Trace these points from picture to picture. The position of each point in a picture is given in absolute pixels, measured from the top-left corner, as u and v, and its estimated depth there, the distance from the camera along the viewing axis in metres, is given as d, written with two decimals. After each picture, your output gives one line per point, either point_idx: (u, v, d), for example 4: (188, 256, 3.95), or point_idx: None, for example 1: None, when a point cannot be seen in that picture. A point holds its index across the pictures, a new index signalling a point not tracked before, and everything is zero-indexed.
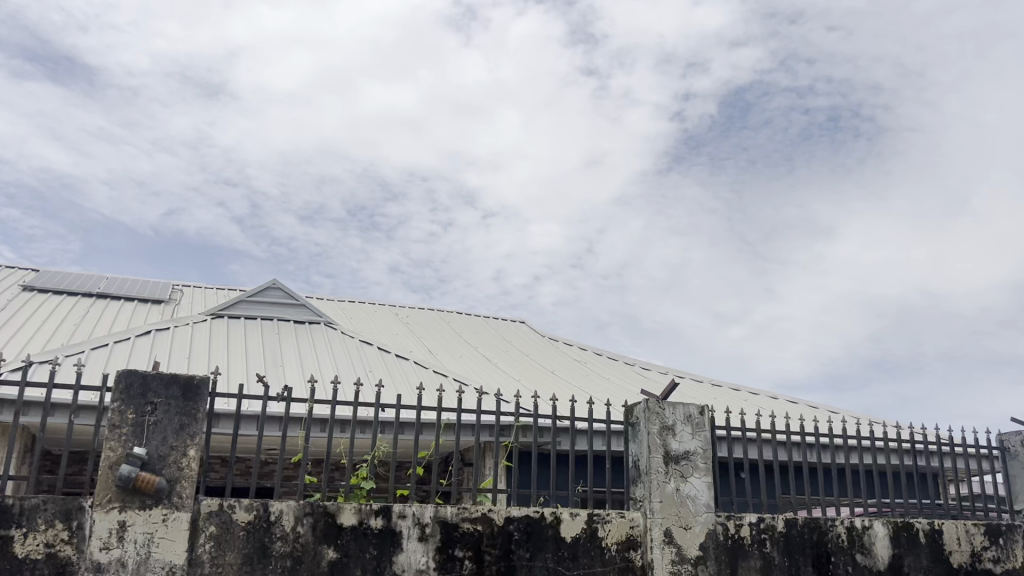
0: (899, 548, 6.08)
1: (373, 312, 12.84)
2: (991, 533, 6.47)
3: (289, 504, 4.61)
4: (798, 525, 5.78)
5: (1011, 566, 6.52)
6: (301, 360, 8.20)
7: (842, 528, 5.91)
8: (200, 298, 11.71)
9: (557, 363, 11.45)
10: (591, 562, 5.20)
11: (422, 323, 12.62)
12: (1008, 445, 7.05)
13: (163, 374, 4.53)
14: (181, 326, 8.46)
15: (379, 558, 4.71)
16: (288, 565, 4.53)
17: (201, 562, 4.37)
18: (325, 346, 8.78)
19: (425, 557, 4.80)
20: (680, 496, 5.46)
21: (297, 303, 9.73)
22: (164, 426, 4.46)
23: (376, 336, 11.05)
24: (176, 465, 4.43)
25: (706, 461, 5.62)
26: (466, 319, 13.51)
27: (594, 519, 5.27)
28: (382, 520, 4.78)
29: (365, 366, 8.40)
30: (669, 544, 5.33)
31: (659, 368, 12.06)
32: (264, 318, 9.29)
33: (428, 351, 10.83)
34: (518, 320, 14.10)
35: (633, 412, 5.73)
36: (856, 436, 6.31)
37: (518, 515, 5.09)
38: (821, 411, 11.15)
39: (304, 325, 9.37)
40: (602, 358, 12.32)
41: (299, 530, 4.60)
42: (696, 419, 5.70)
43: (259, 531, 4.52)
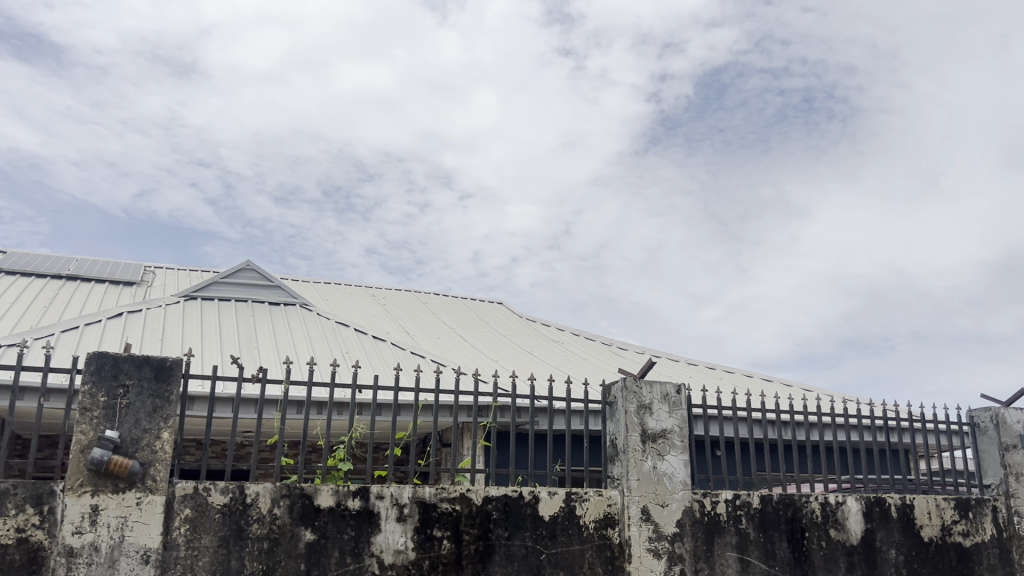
0: (872, 523, 6.16)
1: (350, 294, 12.75)
2: (961, 507, 6.58)
3: (265, 487, 4.58)
4: (773, 502, 5.83)
5: (980, 539, 6.62)
6: (276, 342, 8.13)
7: (816, 504, 5.98)
8: (172, 280, 11.56)
9: (534, 343, 11.46)
10: (569, 540, 5.22)
11: (400, 304, 12.57)
12: (978, 421, 7.18)
13: (135, 356, 4.46)
14: (153, 308, 8.35)
15: (357, 539, 4.69)
16: (265, 547, 4.50)
17: (176, 545, 4.33)
18: (301, 328, 8.72)
19: (404, 538, 4.80)
20: (657, 474, 5.48)
21: (271, 285, 9.63)
22: (136, 408, 4.40)
23: (353, 318, 10.99)
24: (149, 448, 4.38)
25: (682, 439, 5.65)
26: (443, 300, 13.47)
27: (572, 498, 5.29)
28: (360, 501, 4.76)
29: (341, 348, 8.35)
30: (645, 522, 5.36)
31: (636, 348, 12.12)
32: (237, 300, 9.19)
33: (405, 333, 10.78)
34: (497, 301, 14.08)
35: (611, 391, 5.74)
36: (831, 414, 6.37)
37: (497, 495, 5.09)
38: (796, 390, 11.27)
39: (279, 307, 9.29)
40: (579, 338, 12.36)
41: (276, 512, 4.57)
42: (673, 397, 5.72)
43: (235, 514, 4.49)
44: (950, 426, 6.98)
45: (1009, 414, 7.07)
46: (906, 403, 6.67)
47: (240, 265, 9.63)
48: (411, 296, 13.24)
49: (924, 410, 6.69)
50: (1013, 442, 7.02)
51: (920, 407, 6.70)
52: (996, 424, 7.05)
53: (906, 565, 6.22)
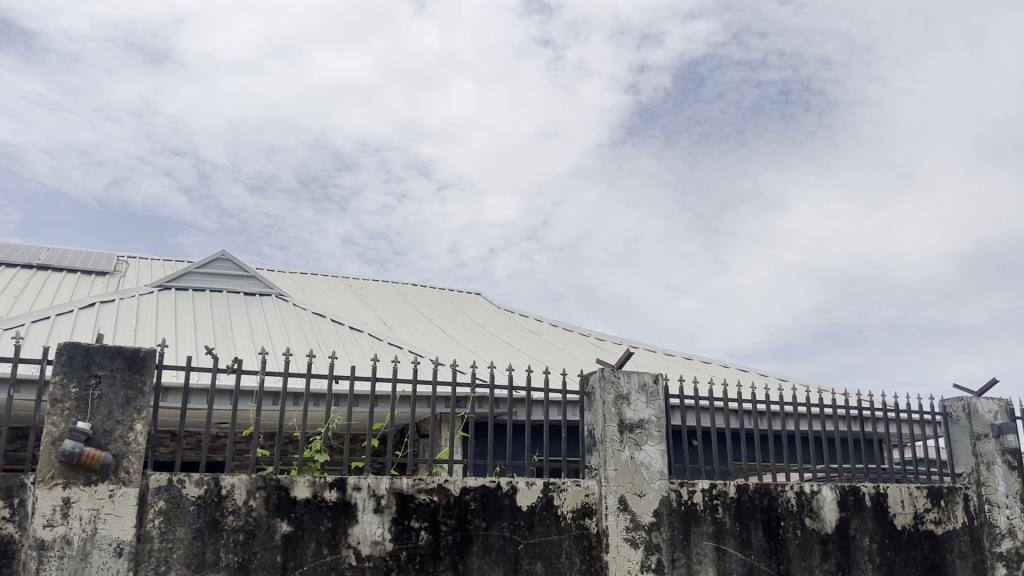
0: (847, 512, 6.22)
1: (327, 284, 12.67)
2: (933, 496, 6.67)
3: (241, 478, 4.53)
4: (749, 491, 5.87)
5: (952, 527, 6.71)
6: (251, 332, 8.05)
7: (791, 493, 6.03)
8: (146, 269, 11.42)
9: (512, 334, 11.44)
10: (547, 531, 5.22)
11: (377, 295, 12.50)
12: (950, 410, 7.28)
13: (107, 347, 4.40)
14: (126, 298, 8.24)
15: (334, 530, 4.66)
16: (241, 539, 4.46)
17: (150, 537, 4.28)
18: (277, 318, 8.65)
19: (381, 529, 4.78)
20: (634, 464, 5.50)
21: (246, 275, 9.54)
22: (109, 399, 4.34)
23: (329, 308, 10.93)
24: (123, 440, 4.32)
25: (660, 429, 5.67)
26: (421, 290, 13.42)
27: (550, 488, 5.29)
28: (337, 492, 4.73)
29: (318, 338, 8.29)
30: (623, 512, 5.38)
31: (614, 338, 12.15)
32: (212, 290, 9.09)
33: (383, 324, 10.72)
34: (475, 291, 14.04)
35: (589, 381, 5.75)
36: (806, 404, 6.42)
37: (475, 485, 5.08)
38: (772, 380, 11.35)
39: (255, 297, 9.20)
40: (557, 328, 12.37)
41: (251, 504, 4.53)
42: (650, 387, 5.74)
43: (211, 506, 4.44)
44: (922, 415, 7.08)
45: (981, 404, 7.18)
46: (881, 393, 6.73)
47: (215, 254, 9.52)
48: (389, 286, 13.18)
49: (898, 400, 6.77)
50: (985, 432, 7.13)
51: (894, 397, 6.77)
52: (968, 413, 7.14)
53: (880, 553, 6.29)
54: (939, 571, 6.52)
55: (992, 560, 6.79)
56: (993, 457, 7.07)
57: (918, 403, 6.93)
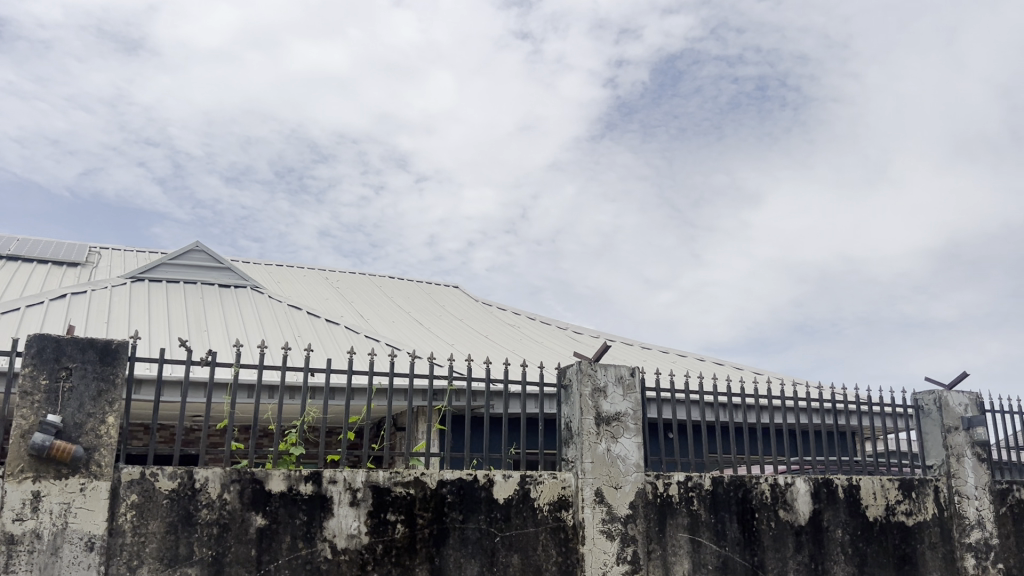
0: (820, 504, 6.29)
1: (303, 276, 12.58)
2: (905, 488, 6.76)
3: (215, 471, 4.49)
4: (724, 484, 5.91)
5: (922, 518, 6.80)
6: (226, 324, 7.98)
7: (765, 485, 6.08)
8: (119, 261, 11.27)
9: (490, 327, 11.43)
10: (524, 523, 5.23)
11: (354, 287, 12.44)
12: (922, 404, 7.41)
13: (78, 339, 4.33)
14: (99, 290, 8.14)
15: (309, 524, 4.64)
16: (215, 533, 4.41)
17: (122, 531, 4.23)
18: (252, 311, 8.57)
19: (357, 522, 4.76)
20: (611, 456, 5.52)
21: (221, 267, 9.45)
22: (80, 392, 4.28)
23: (305, 301, 10.85)
24: (94, 433, 4.26)
25: (636, 421, 5.69)
26: (398, 283, 13.37)
27: (527, 481, 5.29)
28: (312, 486, 4.70)
29: (293, 331, 8.23)
30: (599, 504, 5.39)
31: (591, 332, 12.18)
32: (186, 282, 8.99)
33: (360, 316, 10.67)
34: (453, 284, 14.01)
35: (566, 374, 5.76)
36: (781, 397, 6.47)
37: (452, 478, 5.07)
38: (747, 373, 11.45)
39: (230, 289, 9.11)
40: (534, 322, 12.38)
41: (226, 497, 4.49)
42: (627, 380, 5.76)
43: (184, 499, 4.39)
44: (895, 408, 7.17)
45: (951, 397, 7.31)
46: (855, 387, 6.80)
47: (189, 246, 9.41)
48: (365, 279, 13.12)
49: (871, 393, 6.83)
50: (955, 424, 7.25)
51: (867, 391, 6.84)
52: (939, 406, 7.28)
53: (852, 544, 6.36)
54: (910, 561, 6.61)
55: (961, 550, 6.88)
56: (963, 449, 7.17)
57: (891, 396, 7.01)
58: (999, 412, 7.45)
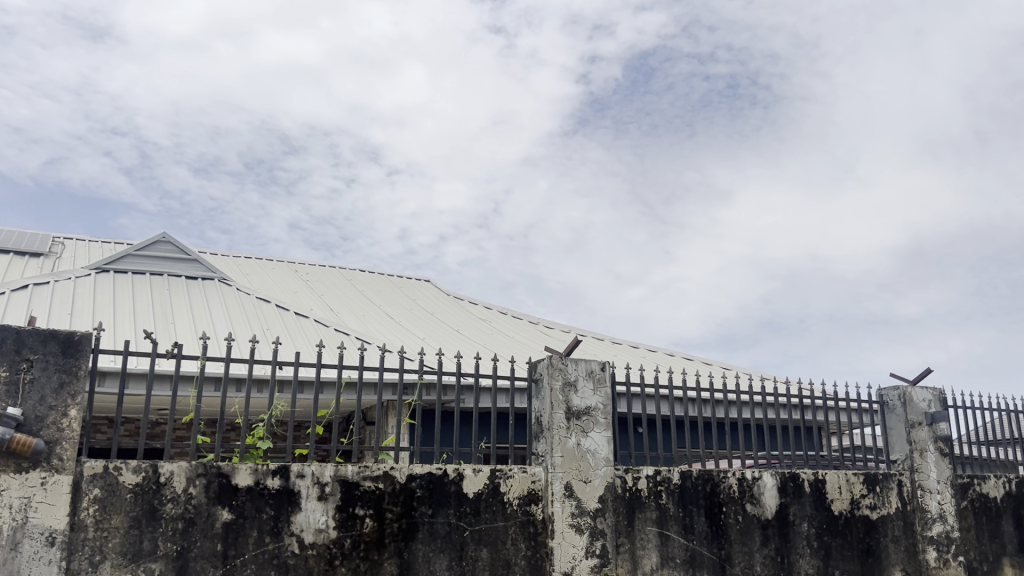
0: (786, 498, 6.36)
1: (272, 268, 12.46)
2: (869, 481, 6.86)
3: (180, 465, 4.42)
4: (692, 478, 5.96)
5: (886, 512, 6.90)
6: (193, 317, 7.87)
7: (733, 479, 6.14)
8: (83, 251, 11.08)
9: (461, 321, 11.40)
10: (493, 517, 5.22)
11: (324, 280, 12.34)
12: (886, 399, 7.51)
13: (40, 330, 4.24)
14: (62, 281, 7.99)
15: (277, 518, 4.59)
16: (180, 527, 4.35)
17: (84, 526, 4.16)
18: (220, 303, 8.46)
19: (325, 517, 4.72)
20: (581, 450, 5.53)
21: (188, 258, 9.31)
22: (41, 384, 4.19)
23: (273, 294, 10.75)
24: (55, 427, 4.18)
25: (606, 416, 5.70)
26: (369, 276, 13.28)
27: (496, 475, 5.29)
28: (280, 480, 4.65)
29: (261, 324, 8.15)
30: (569, 498, 5.40)
31: (562, 327, 12.20)
32: (152, 273, 8.86)
33: (330, 310, 10.58)
34: (424, 278, 13.96)
35: (537, 368, 5.76)
36: (749, 392, 6.52)
37: (421, 472, 5.05)
38: (716, 368, 11.53)
39: (197, 281, 8.99)
40: (506, 316, 12.37)
41: (191, 491, 4.43)
42: (597, 375, 5.77)
43: (148, 493, 4.33)
44: (861, 404, 7.26)
45: (915, 393, 7.43)
46: (822, 382, 6.87)
47: (156, 236, 9.26)
48: (335, 272, 13.02)
49: (837, 388, 6.91)
50: (919, 420, 7.37)
51: (834, 386, 6.92)
52: (903, 402, 7.39)
53: (817, 538, 6.44)
54: (873, 554, 6.71)
55: (923, 544, 6.99)
56: (926, 444, 7.29)
57: (856, 392, 7.12)
58: (961, 408, 7.60)
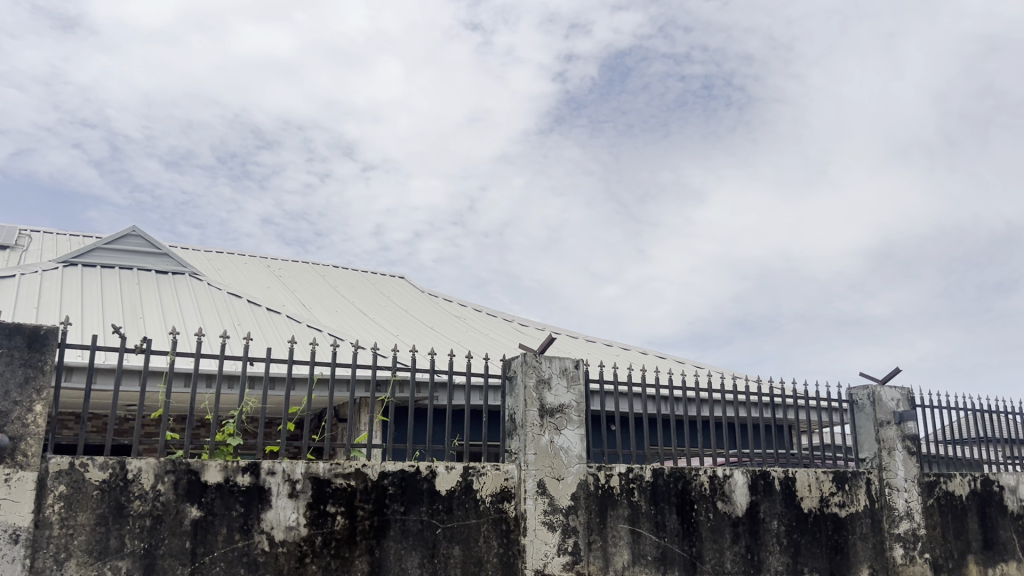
0: (756, 496, 6.41)
1: (244, 263, 12.34)
2: (838, 480, 6.94)
3: (148, 462, 4.36)
4: (664, 475, 5.98)
5: (855, 510, 6.98)
6: (163, 311, 7.77)
7: (704, 477, 6.17)
8: (50, 244, 10.90)
9: (435, 318, 11.36)
10: (466, 514, 5.21)
11: (296, 276, 12.25)
12: (856, 398, 7.61)
13: (4, 324, 4.16)
14: (29, 274, 7.85)
15: (246, 516, 4.55)
16: (147, 525, 4.29)
17: (49, 524, 4.08)
18: (191, 298, 8.37)
19: (295, 514, 4.68)
20: (554, 448, 5.53)
21: (159, 252, 9.19)
22: (5, 379, 4.11)
23: (245, 289, 10.66)
24: (20, 422, 4.10)
25: (579, 413, 5.71)
26: (342, 272, 13.20)
27: (469, 472, 5.27)
28: (250, 477, 4.60)
29: (232, 319, 8.06)
30: (541, 495, 5.40)
31: (537, 324, 12.20)
32: (122, 267, 8.73)
33: (302, 306, 10.50)
34: (399, 274, 13.90)
35: (511, 366, 5.76)
36: (721, 390, 6.56)
37: (393, 469, 5.02)
38: (688, 367, 11.60)
39: (167, 275, 8.88)
40: (480, 313, 12.35)
41: (159, 488, 4.37)
42: (571, 372, 5.77)
43: (116, 491, 4.26)
44: (831, 402, 7.35)
45: (884, 392, 7.53)
46: (793, 380, 6.92)
47: (125, 230, 9.13)
48: (308, 268, 12.92)
49: (808, 387, 6.97)
50: (887, 419, 7.47)
51: (805, 384, 6.98)
52: (872, 400, 7.48)
53: (787, 535, 6.50)
54: (842, 551, 6.78)
55: (890, 541, 7.08)
56: (894, 443, 7.39)
57: (826, 391, 7.19)
58: (928, 407, 7.70)
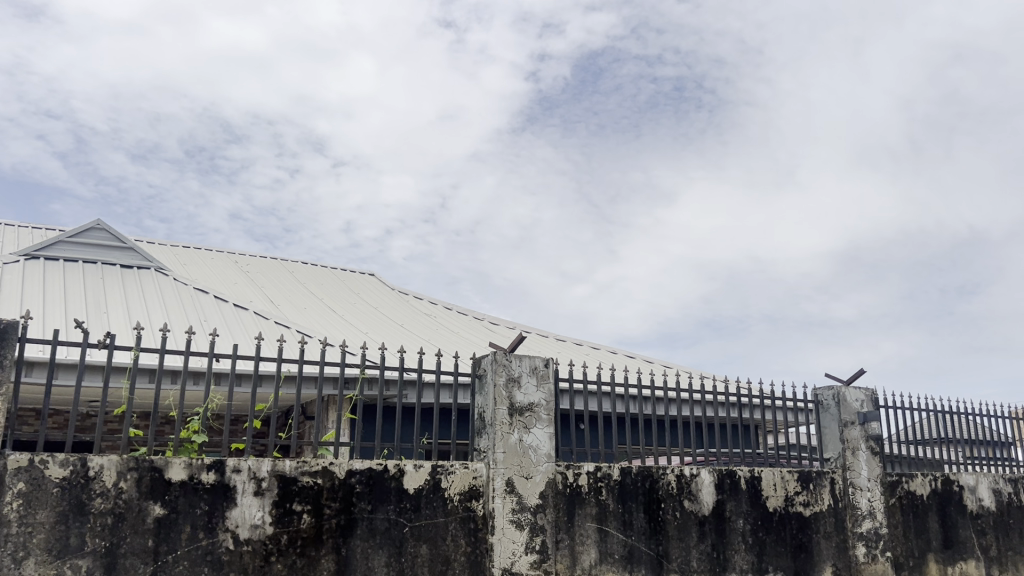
0: (723, 495, 6.47)
1: (212, 259, 12.19)
2: (803, 480, 7.02)
3: (111, 459, 4.29)
4: (632, 474, 6.01)
5: (819, 509, 7.06)
6: (128, 306, 7.65)
7: (671, 476, 6.22)
8: (12, 237, 10.69)
9: (405, 316, 11.31)
10: (433, 513, 5.19)
11: (264, 272, 12.13)
12: (821, 399, 7.72)
13: None
14: None
15: (211, 514, 4.49)
16: (109, 523, 4.22)
17: (7, 521, 4.00)
18: (156, 293, 8.25)
19: (261, 512, 4.63)
20: (523, 446, 5.52)
21: (124, 246, 9.04)
22: None
23: (212, 284, 10.54)
24: None
25: (549, 412, 5.72)
26: (312, 269, 13.09)
27: (438, 470, 5.25)
28: (215, 475, 4.55)
29: (198, 315, 7.96)
30: (510, 494, 5.40)
31: (507, 323, 12.20)
32: (85, 261, 8.58)
33: (270, 302, 10.39)
34: (369, 272, 13.82)
35: (481, 364, 5.75)
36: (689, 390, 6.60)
37: (361, 468, 4.99)
38: (657, 367, 11.66)
39: (132, 269, 8.74)
40: (451, 312, 12.31)
41: (122, 486, 4.30)
42: (541, 371, 5.78)
43: (77, 488, 4.19)
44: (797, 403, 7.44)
45: (849, 393, 7.64)
46: (760, 380, 6.98)
47: (90, 223, 8.97)
48: (277, 264, 12.80)
49: (774, 387, 7.04)
50: (852, 419, 7.58)
51: (771, 385, 7.04)
52: (837, 401, 7.60)
53: (752, 534, 6.56)
54: (805, 550, 6.86)
55: (853, 539, 7.17)
56: (858, 443, 7.50)
57: (792, 392, 7.28)
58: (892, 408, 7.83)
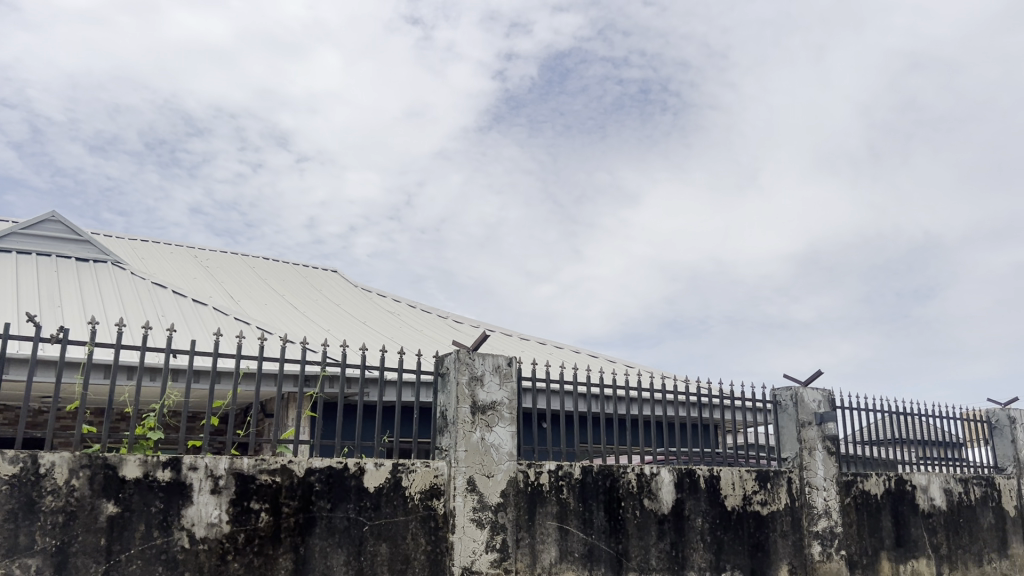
0: (682, 493, 6.52)
1: (171, 253, 11.99)
2: (761, 479, 7.11)
3: (63, 456, 4.20)
4: (593, 472, 6.04)
5: (776, 508, 7.16)
6: (82, 300, 7.49)
7: (632, 475, 6.26)
8: None
9: (367, 313, 11.23)
10: (393, 511, 5.15)
11: (224, 267, 11.96)
12: (779, 399, 7.82)
13: None
14: None
15: (166, 512, 4.41)
16: (60, 521, 4.13)
17: None
18: (112, 287, 8.09)
19: (217, 510, 4.57)
20: (484, 445, 5.52)
21: (79, 239, 8.84)
22: None
23: (170, 279, 10.36)
24: None
25: (511, 411, 5.72)
26: (273, 265, 12.94)
27: (399, 469, 5.22)
28: (170, 472, 4.47)
29: (156, 309, 7.82)
30: (471, 493, 5.39)
31: (471, 322, 12.17)
32: (40, 254, 8.39)
33: (230, 298, 10.24)
34: (331, 269, 13.70)
35: (444, 363, 5.73)
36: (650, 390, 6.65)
37: (321, 466, 4.95)
38: (620, 367, 11.71)
39: (88, 263, 8.56)
40: (415, 309, 12.25)
41: (73, 484, 4.20)
42: (503, 369, 5.77)
43: (27, 486, 4.09)
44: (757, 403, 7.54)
45: (806, 394, 7.77)
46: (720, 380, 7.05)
47: (44, 215, 8.76)
48: (238, 259, 12.63)
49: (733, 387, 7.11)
50: (809, 419, 7.70)
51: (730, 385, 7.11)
52: (795, 401, 7.71)
53: (710, 532, 6.63)
54: (763, 548, 6.95)
55: (809, 538, 7.27)
56: (815, 443, 7.62)
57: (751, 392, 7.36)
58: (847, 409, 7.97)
